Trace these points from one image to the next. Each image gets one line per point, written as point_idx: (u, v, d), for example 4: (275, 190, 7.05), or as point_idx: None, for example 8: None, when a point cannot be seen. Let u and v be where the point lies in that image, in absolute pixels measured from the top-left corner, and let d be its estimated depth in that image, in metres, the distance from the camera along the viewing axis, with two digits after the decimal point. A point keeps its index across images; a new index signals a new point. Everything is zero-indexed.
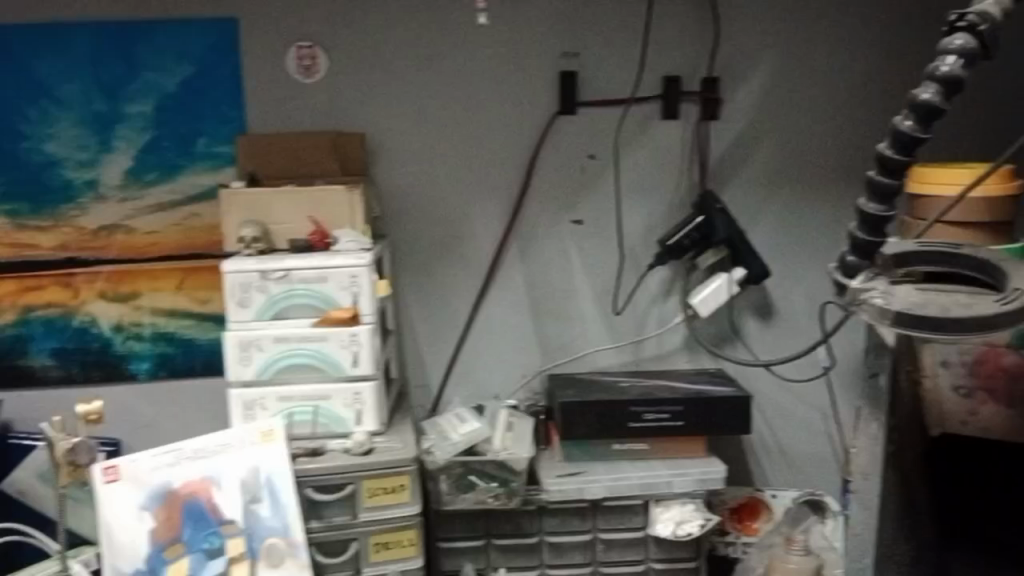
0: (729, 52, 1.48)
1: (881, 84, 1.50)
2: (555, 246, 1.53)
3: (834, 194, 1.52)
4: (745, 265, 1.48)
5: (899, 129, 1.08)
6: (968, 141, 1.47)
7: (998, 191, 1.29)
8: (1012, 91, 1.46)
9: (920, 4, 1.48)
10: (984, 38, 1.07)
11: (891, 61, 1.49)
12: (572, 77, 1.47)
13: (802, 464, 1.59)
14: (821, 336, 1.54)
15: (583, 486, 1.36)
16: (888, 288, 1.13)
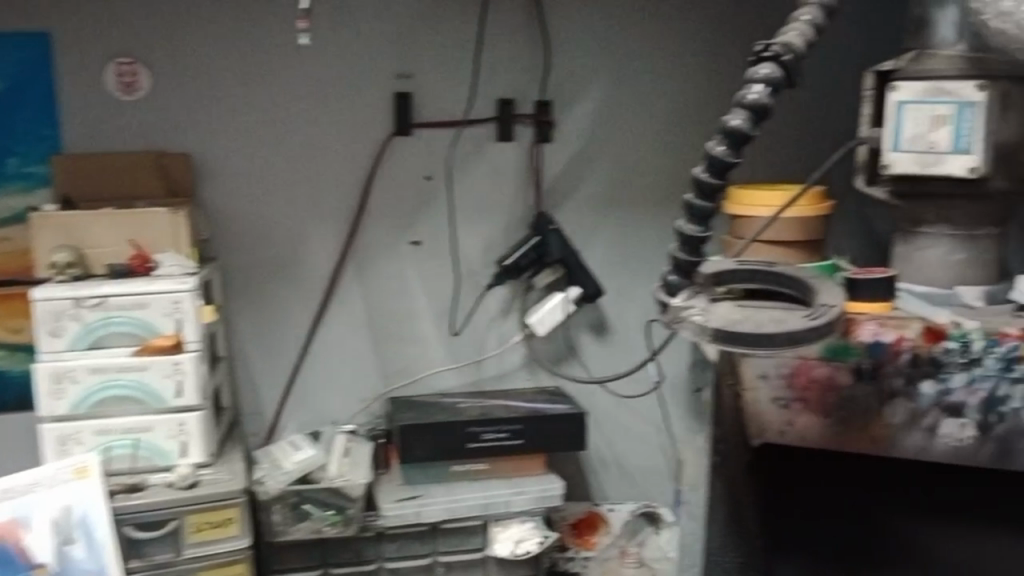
0: (560, 76, 1.51)
1: (706, 108, 1.56)
2: (394, 268, 1.52)
3: (664, 214, 1.57)
4: (580, 284, 1.51)
5: (712, 153, 1.15)
6: (782, 164, 1.55)
7: (809, 212, 1.36)
8: (825, 116, 1.54)
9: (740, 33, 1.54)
10: (788, 68, 1.13)
11: (716, 85, 1.55)
12: (406, 98, 1.46)
13: (638, 477, 1.63)
14: (650, 352, 1.58)
15: (420, 510, 1.35)
16: (707, 307, 1.18)
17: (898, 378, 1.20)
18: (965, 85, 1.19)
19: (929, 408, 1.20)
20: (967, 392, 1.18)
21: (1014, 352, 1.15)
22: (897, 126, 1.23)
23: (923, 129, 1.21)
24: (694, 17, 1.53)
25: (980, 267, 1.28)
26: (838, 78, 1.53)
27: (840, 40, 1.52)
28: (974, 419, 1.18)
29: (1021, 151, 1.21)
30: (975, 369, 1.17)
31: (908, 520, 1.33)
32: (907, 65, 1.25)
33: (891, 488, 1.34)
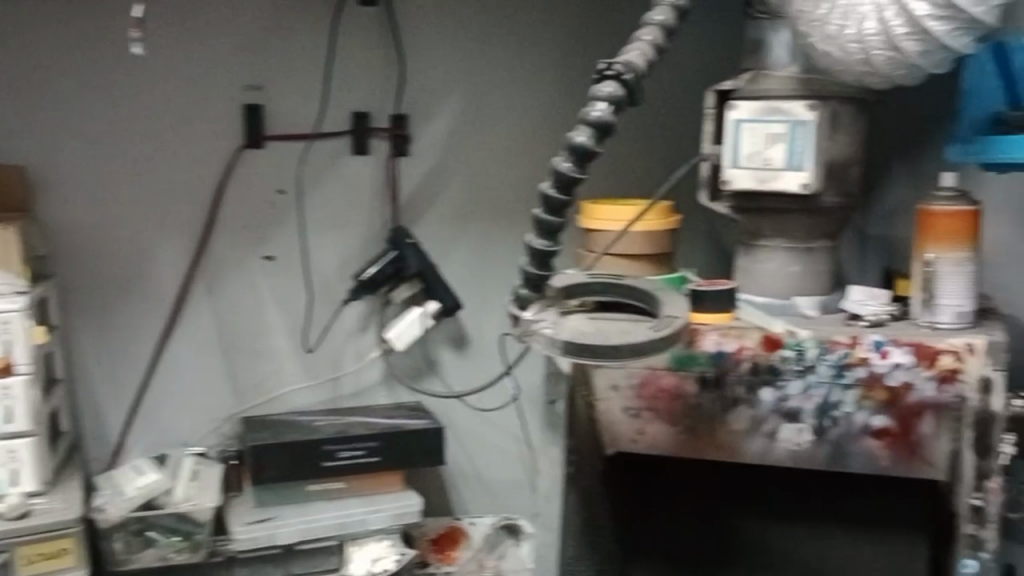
0: (416, 90, 1.51)
1: (564, 123, 1.56)
2: (247, 283, 1.49)
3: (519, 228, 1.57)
4: (438, 299, 1.50)
5: (559, 169, 1.17)
6: (633, 179, 1.60)
7: (659, 226, 1.40)
8: (673, 131, 1.59)
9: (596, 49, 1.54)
10: (629, 86, 1.16)
11: (571, 99, 1.55)
12: (256, 110, 1.44)
13: (498, 490, 1.63)
14: (504, 367, 1.59)
15: (272, 532, 1.31)
16: (557, 320, 1.20)
17: (740, 386, 1.24)
18: (796, 104, 1.25)
19: (768, 414, 1.25)
20: (803, 399, 1.22)
21: (845, 359, 1.19)
22: (735, 143, 1.28)
23: (759, 147, 1.26)
24: (550, 33, 1.53)
25: (815, 278, 1.33)
26: (686, 95, 1.58)
27: (686, 58, 1.57)
28: (810, 423, 1.23)
29: (847, 169, 1.28)
30: (810, 376, 1.21)
31: (749, 518, 1.40)
32: (747, 85, 1.30)
33: (736, 489, 1.40)
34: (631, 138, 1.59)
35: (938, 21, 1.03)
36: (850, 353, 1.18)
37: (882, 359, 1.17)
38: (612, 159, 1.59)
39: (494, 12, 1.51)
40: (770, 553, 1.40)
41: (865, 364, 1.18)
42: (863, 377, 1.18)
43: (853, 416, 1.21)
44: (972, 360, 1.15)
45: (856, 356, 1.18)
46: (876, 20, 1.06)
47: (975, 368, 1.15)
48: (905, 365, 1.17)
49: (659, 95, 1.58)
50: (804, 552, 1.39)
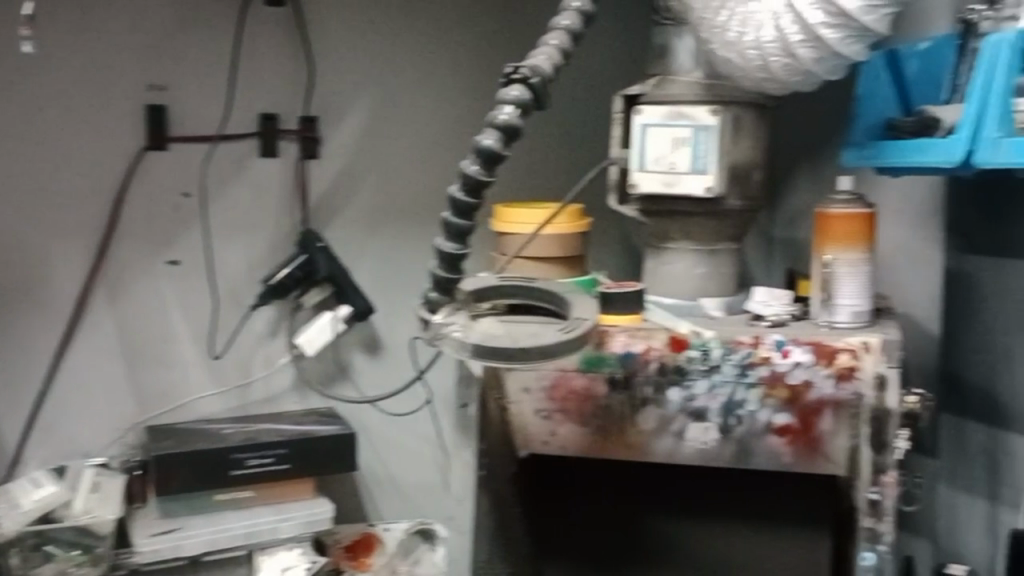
0: (326, 93, 1.51)
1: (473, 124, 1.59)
2: (150, 289, 1.47)
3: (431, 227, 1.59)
4: (349, 303, 1.50)
5: (467, 172, 1.16)
6: (546, 181, 1.60)
7: (570, 229, 1.41)
8: (583, 134, 1.61)
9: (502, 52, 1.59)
10: (536, 90, 1.16)
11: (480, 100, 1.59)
12: (159, 111, 1.42)
13: (413, 494, 1.63)
14: (416, 372, 1.60)
15: (179, 543, 1.28)
16: (467, 323, 1.21)
17: (648, 386, 1.26)
18: (700, 109, 1.27)
19: (676, 413, 1.26)
20: (708, 398, 1.24)
21: (747, 359, 1.21)
22: (641, 147, 1.30)
23: (665, 151, 1.28)
24: (459, 35, 1.56)
25: (719, 280, 1.37)
26: (594, 99, 1.61)
27: (593, 63, 1.60)
28: (715, 422, 1.25)
29: (749, 173, 1.31)
30: (714, 375, 1.23)
31: (657, 518, 1.44)
32: (652, 90, 1.33)
33: (646, 489, 1.44)
34: (540, 141, 1.60)
35: (830, 28, 1.05)
36: (753, 352, 1.21)
37: (784, 359, 1.20)
38: (521, 162, 1.59)
39: (402, 16, 1.53)
40: (676, 550, 1.44)
41: (768, 363, 1.21)
42: (765, 376, 1.21)
43: (756, 415, 1.24)
44: (868, 358, 1.18)
45: (759, 355, 1.21)
46: (773, 28, 1.09)
47: (869, 364, 1.18)
48: (805, 363, 1.19)
49: (569, 99, 1.60)
50: (707, 549, 1.43)
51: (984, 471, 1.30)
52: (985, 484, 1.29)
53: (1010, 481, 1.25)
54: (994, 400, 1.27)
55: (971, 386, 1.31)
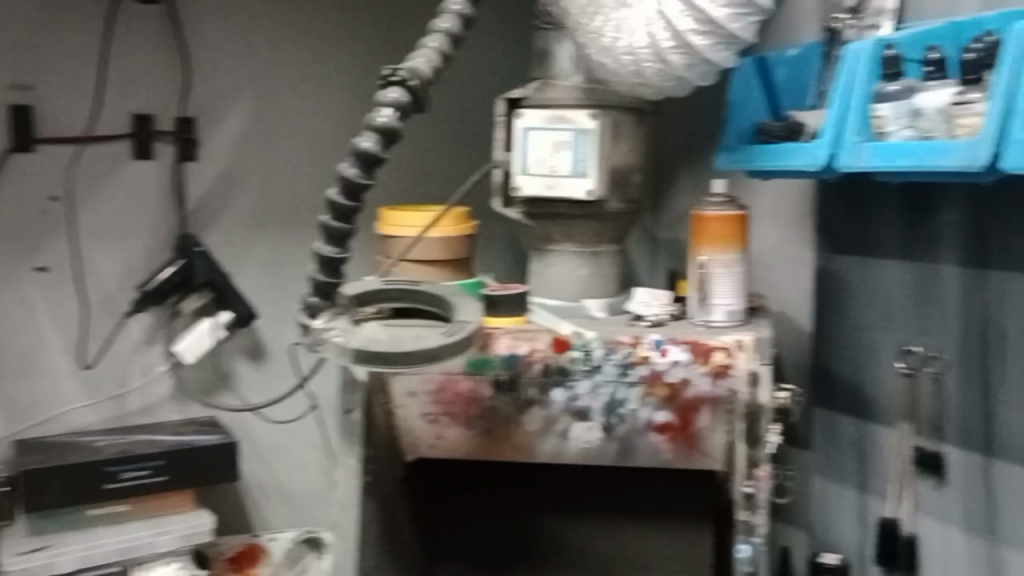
0: (203, 94, 1.50)
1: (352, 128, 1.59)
2: (18, 297, 1.43)
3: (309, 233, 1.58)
4: (231, 308, 1.50)
5: (346, 175, 1.15)
6: (430, 183, 1.61)
7: (455, 232, 1.40)
8: (464, 138, 1.62)
9: (382, 53, 1.59)
10: (415, 92, 1.16)
11: (362, 102, 1.58)
12: (25, 111, 1.39)
13: (301, 502, 1.62)
14: (298, 379, 1.59)
15: (52, 560, 1.24)
16: (348, 327, 1.20)
17: (533, 387, 1.26)
18: (580, 113, 1.29)
19: (560, 413, 1.27)
20: (590, 398, 1.26)
21: (628, 358, 1.23)
22: (523, 150, 1.31)
23: (546, 154, 1.30)
24: (339, 38, 1.56)
25: (603, 281, 1.38)
26: (474, 103, 1.62)
27: (475, 66, 1.61)
28: (598, 421, 1.27)
29: (629, 176, 1.34)
30: (596, 375, 1.25)
31: (546, 517, 1.45)
32: (534, 94, 1.34)
33: (533, 490, 1.45)
34: (421, 142, 1.61)
35: (700, 36, 1.08)
36: (632, 352, 1.23)
37: (662, 357, 1.23)
38: (403, 164, 1.60)
39: (281, 19, 1.53)
40: (559, 548, 1.45)
41: (647, 362, 1.23)
42: (645, 375, 1.23)
43: (637, 414, 1.26)
44: (741, 355, 1.21)
45: (638, 355, 1.23)
46: (645, 34, 1.11)
47: (743, 362, 1.21)
48: (683, 361, 1.22)
49: (448, 101, 1.60)
50: (593, 545, 1.45)
51: (854, 463, 1.35)
52: (855, 476, 1.35)
53: (878, 471, 1.31)
54: (861, 393, 1.33)
55: (841, 379, 1.37)
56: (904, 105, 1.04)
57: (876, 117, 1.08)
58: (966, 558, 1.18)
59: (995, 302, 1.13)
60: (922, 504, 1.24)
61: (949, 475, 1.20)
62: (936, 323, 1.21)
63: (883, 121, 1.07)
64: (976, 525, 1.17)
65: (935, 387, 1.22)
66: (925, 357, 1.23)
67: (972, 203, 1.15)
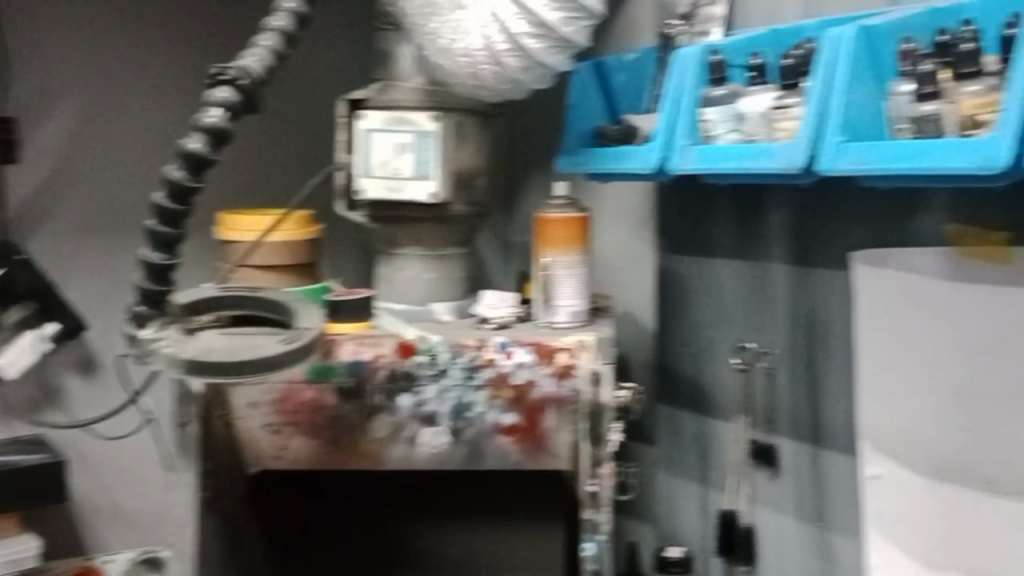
0: (22, 95, 1.54)
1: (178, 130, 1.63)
2: None
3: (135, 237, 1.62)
4: (59, 320, 1.55)
5: (172, 178, 1.12)
6: (262, 188, 1.64)
7: (296, 236, 1.36)
8: (304, 143, 1.66)
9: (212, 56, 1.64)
10: (246, 93, 1.13)
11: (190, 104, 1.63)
12: None
13: (138, 520, 1.64)
14: (129, 395, 1.62)
15: None
16: (180, 337, 1.14)
17: (379, 394, 1.24)
18: (421, 115, 1.28)
19: (408, 419, 1.25)
20: (438, 402, 1.24)
21: (475, 361, 1.23)
22: (364, 152, 1.29)
23: (388, 156, 1.29)
24: (166, 39, 1.61)
25: (449, 284, 1.37)
26: (311, 107, 1.66)
27: (311, 72, 1.65)
28: (446, 425, 1.25)
29: (474, 178, 1.33)
30: (443, 379, 1.23)
31: (401, 522, 1.44)
32: (376, 95, 1.32)
33: (383, 496, 1.44)
34: (256, 145, 1.64)
35: (534, 39, 1.10)
36: (478, 355, 1.23)
37: (506, 359, 1.23)
38: (237, 167, 1.63)
39: (107, 26, 1.58)
40: (413, 551, 1.44)
41: (493, 365, 1.23)
42: (491, 377, 1.23)
43: (484, 416, 1.25)
44: (584, 355, 1.22)
45: (484, 358, 1.23)
46: (481, 37, 1.10)
47: (587, 362, 1.22)
48: (528, 363, 1.23)
49: (285, 102, 1.65)
50: (445, 550, 1.45)
51: (695, 458, 1.39)
52: (697, 470, 1.39)
53: (717, 464, 1.35)
54: (699, 388, 1.38)
55: (682, 376, 1.41)
56: (729, 109, 1.08)
57: (704, 121, 1.11)
58: (797, 546, 1.25)
59: (819, 300, 1.20)
60: (758, 495, 1.30)
61: (781, 465, 1.26)
62: (768, 319, 1.27)
63: (710, 125, 1.10)
64: (807, 514, 1.23)
65: (767, 380, 1.28)
66: (757, 352, 1.29)
67: (795, 204, 1.23)
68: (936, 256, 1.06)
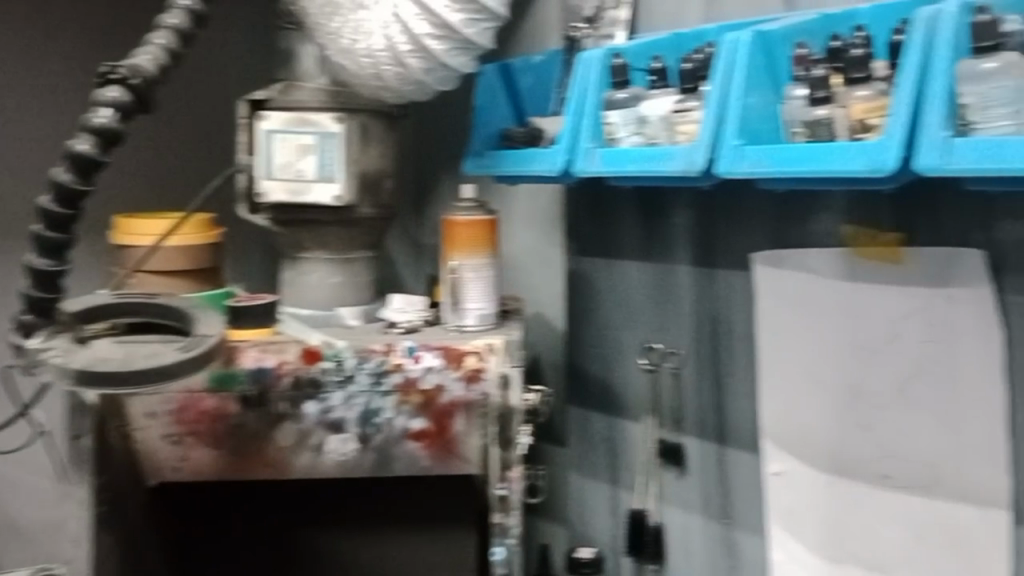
0: None
1: (69, 129, 1.60)
2: None
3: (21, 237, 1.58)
4: None
5: (58, 181, 1.08)
6: (159, 190, 1.59)
7: (195, 239, 1.32)
8: (204, 144, 1.62)
9: (103, 55, 1.61)
10: (137, 92, 1.09)
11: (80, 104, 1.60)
12: None
13: (31, 534, 1.58)
14: (18, 407, 1.55)
15: None
16: (71, 347, 1.09)
17: (283, 401, 1.21)
18: (324, 116, 1.26)
19: (314, 426, 1.23)
20: (345, 408, 1.22)
21: (382, 366, 1.21)
22: (266, 154, 1.27)
23: (292, 157, 1.26)
24: (56, 37, 1.58)
25: (355, 288, 1.35)
26: (211, 108, 1.62)
27: (212, 73, 1.62)
28: (353, 432, 1.23)
29: (381, 180, 1.31)
30: (349, 386, 1.21)
31: (310, 530, 1.42)
32: (278, 95, 1.28)
33: (291, 505, 1.41)
34: (155, 145, 1.59)
35: (436, 40, 1.09)
36: (386, 360, 1.21)
37: (415, 364, 1.21)
38: (132, 169, 1.58)
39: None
40: (325, 561, 1.43)
41: (400, 370, 1.21)
42: (399, 383, 1.21)
43: (392, 423, 1.23)
44: (493, 358, 1.22)
45: (391, 363, 1.21)
46: (382, 37, 1.09)
47: (495, 365, 1.22)
48: (436, 367, 1.21)
49: (184, 102, 1.60)
50: (355, 557, 1.43)
51: (604, 458, 1.40)
52: (606, 471, 1.40)
53: (626, 465, 1.36)
54: (609, 389, 1.39)
55: (592, 377, 1.41)
56: (631, 112, 1.08)
57: (607, 124, 1.11)
58: (702, 544, 1.27)
59: (722, 300, 1.23)
60: (666, 495, 1.31)
61: (687, 464, 1.28)
62: (673, 320, 1.29)
63: (613, 128, 1.11)
64: (712, 512, 1.25)
65: (674, 381, 1.30)
66: (664, 353, 1.30)
67: (698, 206, 1.25)
68: (832, 257, 1.09)
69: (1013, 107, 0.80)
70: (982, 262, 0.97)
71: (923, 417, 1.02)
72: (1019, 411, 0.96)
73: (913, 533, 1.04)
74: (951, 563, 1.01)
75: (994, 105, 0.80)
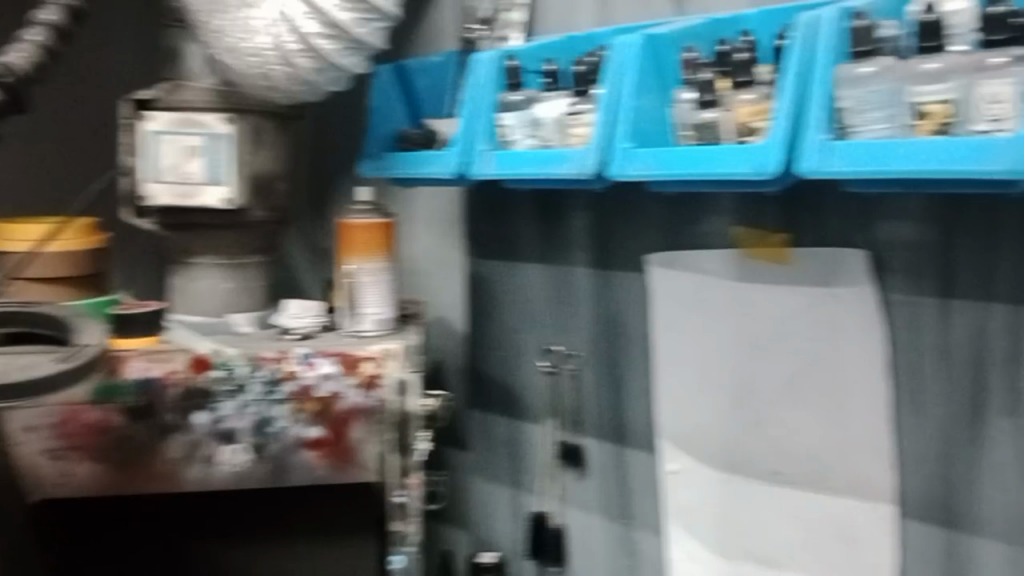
0: None
1: None
2: None
3: None
4: None
5: None
6: (37, 194, 1.53)
7: (77, 245, 1.27)
8: (87, 145, 1.56)
9: None
10: (9, 91, 1.04)
11: None
12: None
13: None
14: None
15: None
16: None
17: (172, 412, 1.15)
18: (211, 116, 1.21)
19: (204, 437, 1.16)
20: (238, 417, 1.17)
21: (275, 374, 1.18)
22: (152, 156, 1.23)
23: (178, 160, 1.22)
24: None
25: (248, 294, 1.31)
26: (94, 108, 1.56)
27: (94, 72, 1.56)
28: (247, 442, 1.17)
29: (274, 184, 1.28)
30: (241, 395, 1.17)
31: None
32: (165, 95, 1.24)
33: None
34: (33, 146, 1.52)
35: (325, 39, 1.07)
36: (279, 368, 1.18)
37: (309, 371, 1.19)
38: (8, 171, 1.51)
39: None
40: None
41: (294, 378, 1.18)
42: (293, 391, 1.18)
43: (286, 432, 1.18)
44: (391, 363, 1.21)
45: (285, 371, 1.19)
46: (269, 35, 1.06)
47: (393, 371, 1.20)
48: (333, 374, 1.19)
49: (65, 102, 1.54)
50: None
51: (506, 461, 1.40)
52: (508, 474, 1.39)
53: (527, 467, 1.36)
54: (510, 392, 1.38)
55: (493, 380, 1.41)
56: (524, 115, 1.08)
57: (501, 126, 1.11)
58: (602, 544, 1.28)
59: (619, 302, 1.24)
60: (567, 497, 1.31)
61: (588, 466, 1.29)
62: (572, 322, 1.29)
63: (508, 130, 1.10)
64: (612, 512, 1.26)
65: (573, 383, 1.30)
66: (564, 355, 1.30)
67: (595, 208, 1.25)
68: (724, 258, 1.12)
69: (886, 112, 0.82)
70: (863, 262, 1.00)
71: (810, 413, 1.05)
72: (901, 407, 1.00)
73: (805, 528, 1.07)
74: (837, 556, 1.05)
75: (870, 109, 0.82)
